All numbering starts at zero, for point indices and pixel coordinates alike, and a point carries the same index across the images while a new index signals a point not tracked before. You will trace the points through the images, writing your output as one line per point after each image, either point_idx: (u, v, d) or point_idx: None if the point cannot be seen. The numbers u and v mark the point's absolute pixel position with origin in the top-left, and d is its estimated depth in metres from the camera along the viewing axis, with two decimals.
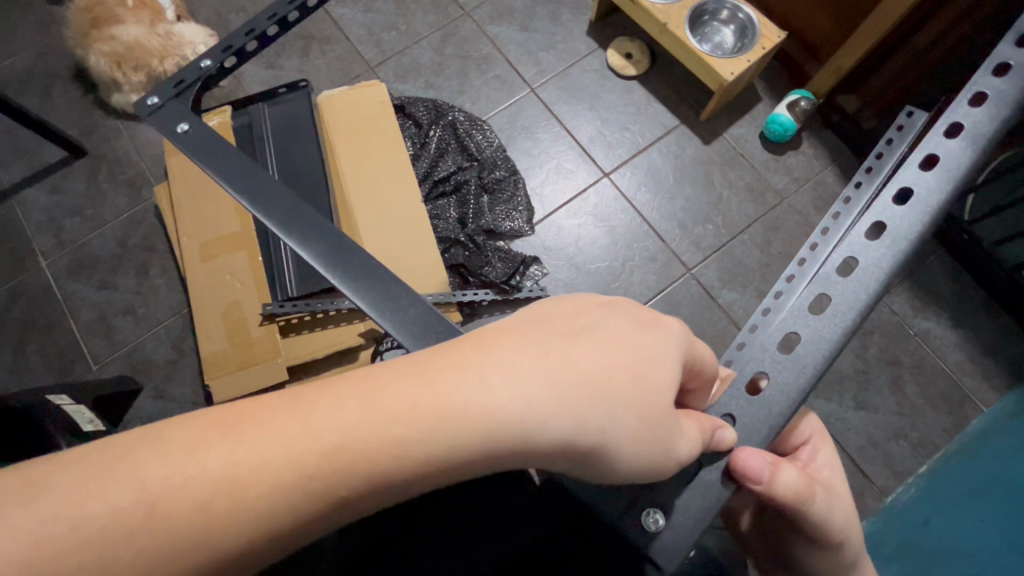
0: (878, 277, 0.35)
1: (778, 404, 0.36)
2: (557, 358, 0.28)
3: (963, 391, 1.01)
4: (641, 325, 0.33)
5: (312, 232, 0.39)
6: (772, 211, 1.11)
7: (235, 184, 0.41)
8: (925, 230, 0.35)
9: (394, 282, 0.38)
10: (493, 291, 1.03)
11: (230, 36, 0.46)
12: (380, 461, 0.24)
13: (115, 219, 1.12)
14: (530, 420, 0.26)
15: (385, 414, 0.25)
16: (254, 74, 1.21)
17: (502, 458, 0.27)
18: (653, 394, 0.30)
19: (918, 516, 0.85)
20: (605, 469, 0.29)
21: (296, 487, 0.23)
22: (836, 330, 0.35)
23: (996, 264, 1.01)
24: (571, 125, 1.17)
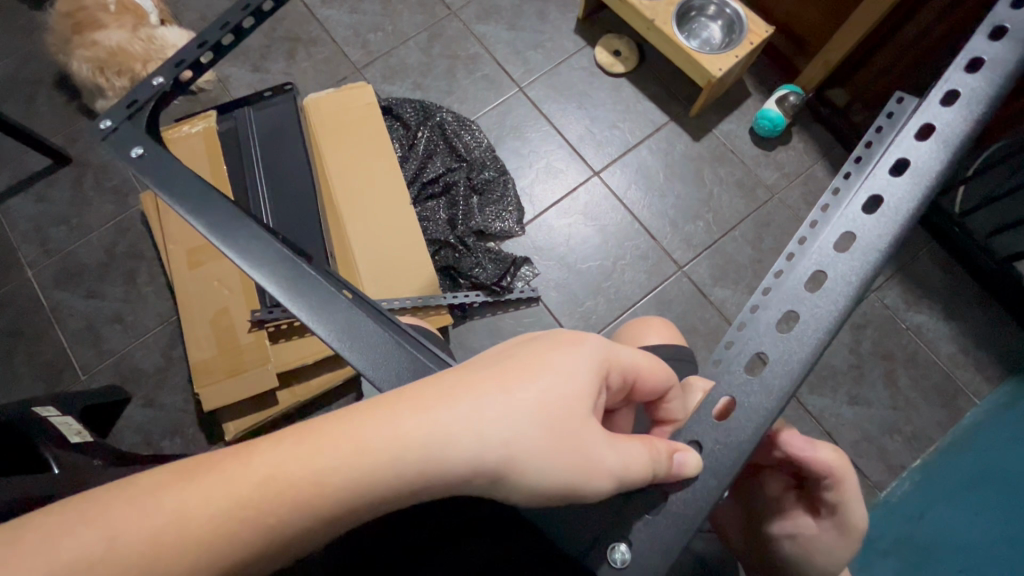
0: (848, 292, 0.33)
1: (745, 429, 0.33)
2: (476, 385, 0.30)
3: (956, 384, 1.01)
4: (561, 341, 0.34)
5: (282, 273, 0.40)
6: (763, 207, 1.10)
7: (200, 216, 0.42)
8: (899, 238, 0.33)
9: (355, 311, 0.40)
10: (484, 292, 1.03)
11: (183, 50, 0.47)
12: (311, 493, 0.25)
13: (102, 226, 1.11)
14: (451, 444, 0.28)
15: (311, 447, 0.26)
16: (240, 78, 1.20)
17: (429, 481, 0.28)
18: (574, 410, 0.32)
19: (913, 510, 0.85)
20: (533, 486, 0.31)
21: (233, 523, 0.24)
22: (805, 350, 0.33)
23: (987, 256, 1.01)
24: (561, 124, 1.16)
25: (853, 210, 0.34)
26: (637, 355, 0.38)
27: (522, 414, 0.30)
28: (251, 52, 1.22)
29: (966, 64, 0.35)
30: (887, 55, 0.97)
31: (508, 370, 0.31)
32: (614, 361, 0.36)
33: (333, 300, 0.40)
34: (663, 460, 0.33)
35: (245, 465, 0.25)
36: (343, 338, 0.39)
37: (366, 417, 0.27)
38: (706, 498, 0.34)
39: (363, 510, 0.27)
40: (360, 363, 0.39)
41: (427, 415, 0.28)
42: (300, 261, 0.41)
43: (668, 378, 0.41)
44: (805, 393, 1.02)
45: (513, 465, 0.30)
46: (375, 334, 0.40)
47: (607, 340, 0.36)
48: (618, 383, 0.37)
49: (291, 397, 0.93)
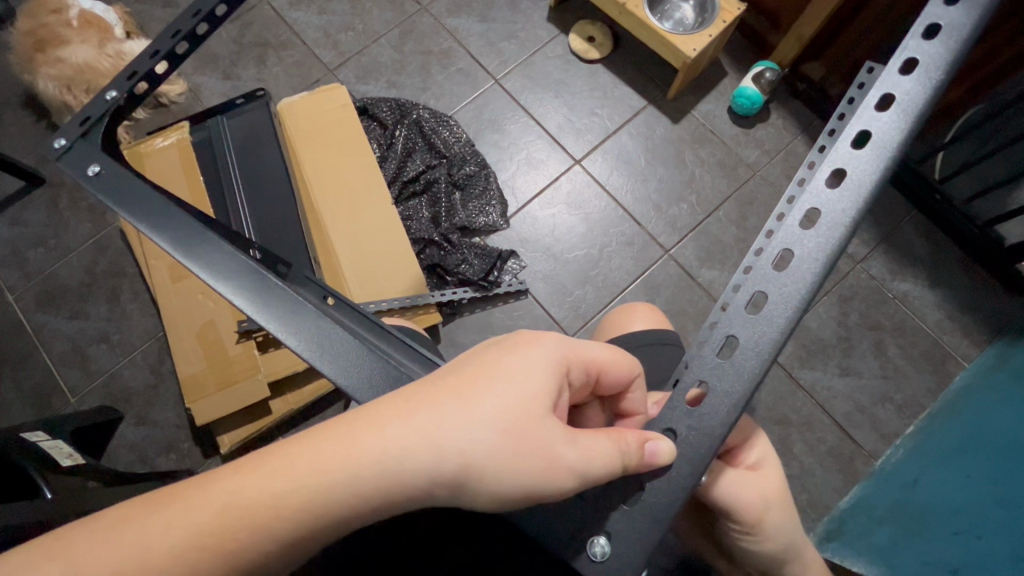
0: (814, 268, 0.33)
1: (719, 412, 0.34)
2: (427, 396, 0.31)
3: (944, 349, 1.02)
4: (518, 343, 0.35)
5: (249, 286, 0.40)
6: (745, 185, 1.10)
7: (164, 234, 0.41)
8: (864, 211, 0.34)
9: (324, 321, 0.39)
10: (471, 288, 1.03)
11: (136, 61, 0.46)
12: (268, 514, 0.27)
13: (81, 246, 1.09)
14: (403, 456, 0.29)
15: (267, 471, 0.28)
16: (211, 86, 1.18)
17: (388, 494, 0.29)
18: (530, 410, 0.32)
19: (909, 475, 0.86)
20: (494, 491, 0.31)
21: (194, 550, 0.26)
22: (774, 331, 0.34)
23: (968, 221, 1.02)
24: (539, 114, 1.16)
25: (817, 187, 0.34)
26: (598, 350, 0.39)
27: (476, 420, 0.31)
28: (220, 60, 1.20)
29: (924, 31, 0.35)
30: (859, 26, 0.97)
31: (459, 380, 0.32)
32: (574, 357, 0.36)
33: (301, 311, 0.39)
34: (633, 451, 0.33)
35: (206, 492, 0.27)
36: (315, 349, 0.39)
37: (320, 438, 0.29)
38: (683, 482, 0.34)
39: (326, 528, 0.28)
40: (334, 372, 0.38)
41: (378, 431, 0.29)
42: (265, 272, 0.40)
43: (631, 369, 0.41)
44: (797, 367, 1.03)
45: (472, 472, 0.31)
46: (347, 342, 0.39)
47: (567, 336, 0.37)
48: (582, 378, 0.38)
49: (284, 405, 0.92)
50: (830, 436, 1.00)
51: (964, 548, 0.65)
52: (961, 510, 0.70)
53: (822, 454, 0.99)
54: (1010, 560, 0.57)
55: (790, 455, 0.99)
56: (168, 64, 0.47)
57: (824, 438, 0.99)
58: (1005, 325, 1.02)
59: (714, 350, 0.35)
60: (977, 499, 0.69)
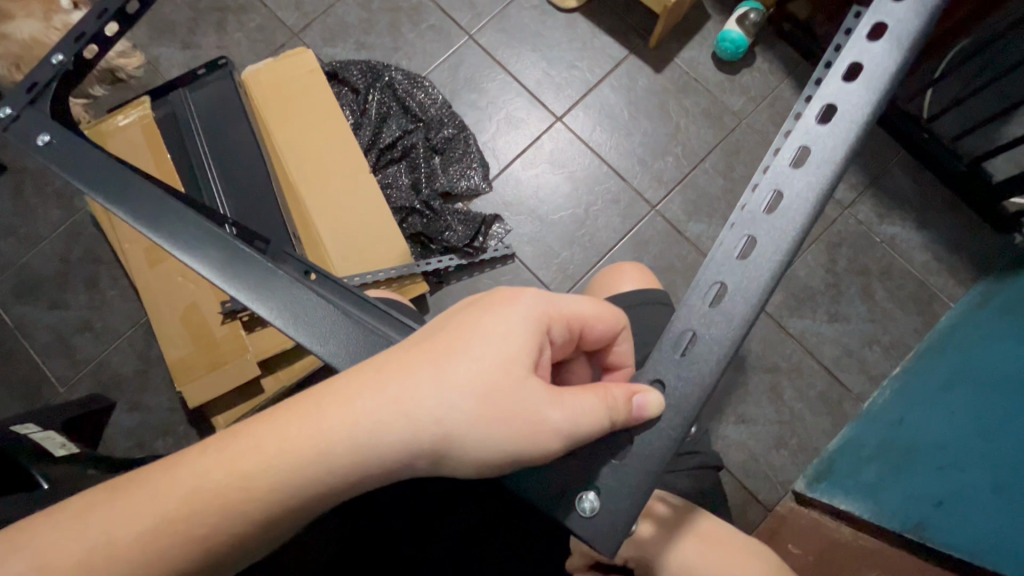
0: (805, 207, 0.33)
1: (709, 361, 0.34)
2: (399, 365, 0.30)
3: (931, 290, 1.03)
4: (496, 302, 0.34)
5: (213, 256, 0.38)
6: (731, 135, 1.08)
7: (120, 206, 0.39)
8: (855, 150, 0.33)
9: (296, 288, 0.38)
10: (457, 255, 1.01)
11: (82, 23, 0.44)
12: (235, 500, 0.27)
13: (52, 234, 1.06)
14: (378, 429, 0.28)
15: (232, 454, 0.28)
16: (171, 57, 1.12)
17: (365, 469, 0.29)
18: (511, 372, 0.32)
19: (896, 414, 0.88)
20: (478, 456, 0.31)
21: (161, 538, 0.26)
22: (764, 275, 0.33)
23: (955, 160, 1.01)
24: (517, 71, 1.11)
25: (806, 125, 0.33)
26: (581, 303, 0.38)
27: (453, 387, 0.30)
28: (178, 28, 1.13)
29: None
30: None
31: (433, 346, 0.31)
32: (556, 314, 0.36)
33: (272, 277, 0.38)
34: (621, 406, 0.33)
35: (171, 478, 0.27)
36: (287, 316, 0.38)
37: (286, 416, 0.28)
38: (672, 433, 0.34)
39: (299, 508, 0.28)
40: (308, 340, 0.38)
41: (348, 406, 0.28)
42: (231, 238, 0.39)
43: (616, 323, 0.40)
44: (786, 316, 1.03)
45: (453, 440, 0.30)
46: (321, 308, 0.38)
47: (546, 292, 0.36)
48: (565, 335, 0.37)
49: (275, 383, 0.92)
50: (819, 380, 1.01)
51: (953, 480, 0.67)
52: (947, 444, 0.72)
53: (811, 399, 1.01)
54: (1004, 497, 0.59)
55: (780, 401, 1.01)
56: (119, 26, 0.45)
57: (813, 383, 1.01)
58: (991, 263, 1.02)
59: (702, 300, 0.34)
60: (964, 432, 0.71)
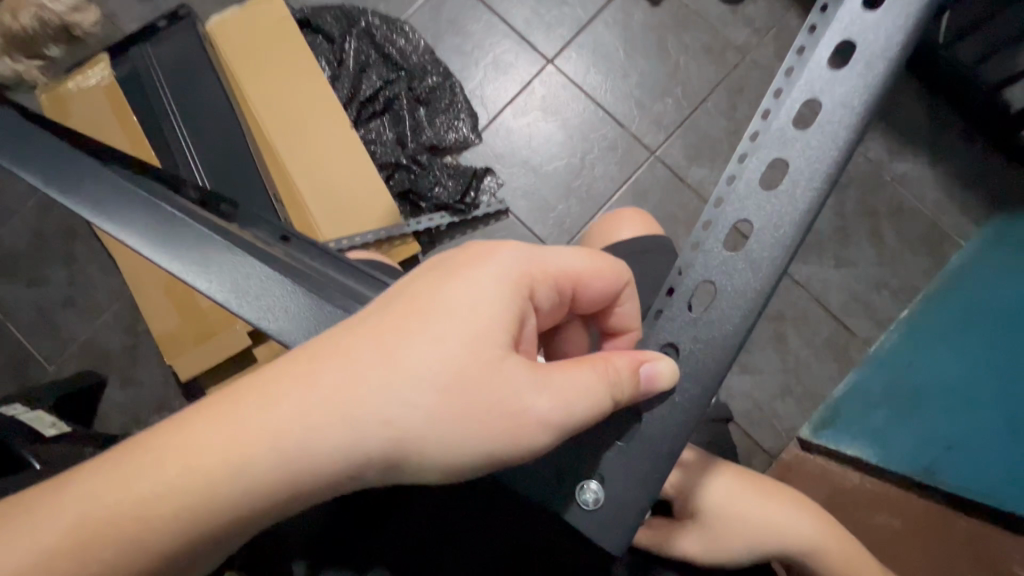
0: (848, 113, 0.31)
1: (731, 315, 0.32)
2: (362, 345, 0.27)
3: (942, 230, 0.98)
4: (457, 271, 0.31)
5: (151, 228, 0.33)
6: (734, 71, 1.01)
7: (44, 176, 0.34)
8: (886, 80, 0.30)
9: (246, 262, 0.33)
10: (449, 212, 0.96)
11: None
12: (140, 526, 0.24)
13: (22, 207, 1.00)
14: (312, 435, 0.26)
15: (136, 471, 0.25)
16: (129, 10, 1.04)
17: (302, 480, 0.26)
18: (487, 349, 0.29)
19: (904, 355, 0.86)
20: (456, 446, 0.28)
21: (102, 539, 0.24)
22: (805, 196, 0.31)
23: (975, 87, 0.95)
24: (503, 10, 1.03)
25: (822, 61, 0.31)
26: (572, 259, 0.34)
27: (421, 370, 0.28)
28: None
29: None
30: None
31: (401, 320, 0.28)
32: (539, 274, 0.32)
33: (211, 247, 0.33)
34: (626, 378, 0.31)
35: (112, 479, 0.25)
36: (229, 289, 0.33)
37: (202, 422, 0.26)
38: (687, 404, 0.32)
39: (227, 527, 0.26)
40: (255, 316, 0.33)
41: (274, 408, 0.26)
42: (164, 204, 0.34)
43: (617, 278, 0.37)
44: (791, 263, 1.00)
45: (408, 442, 0.28)
46: (269, 279, 0.33)
47: (529, 247, 0.32)
48: (552, 296, 0.34)
49: (269, 352, 0.89)
50: (825, 327, 0.98)
51: None
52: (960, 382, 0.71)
53: (817, 346, 0.98)
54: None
55: (785, 349, 0.98)
56: None
57: (819, 330, 0.98)
58: (1005, 198, 0.97)
59: (723, 241, 0.33)
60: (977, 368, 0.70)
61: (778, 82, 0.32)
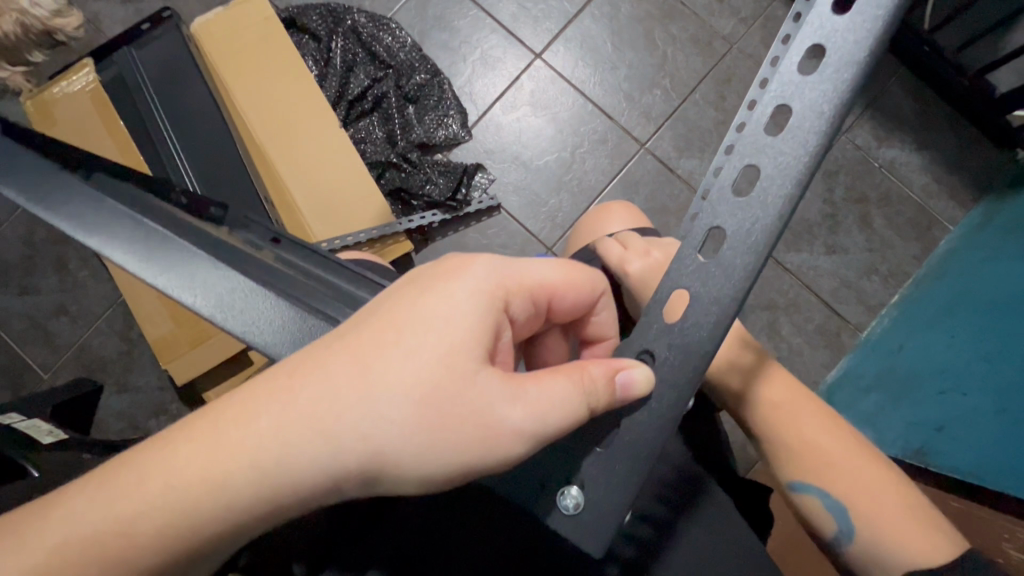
0: (821, 114, 0.31)
1: (705, 323, 0.32)
2: (334, 363, 0.28)
3: (931, 215, 0.99)
4: (433, 284, 0.31)
5: (129, 239, 0.33)
6: (721, 62, 1.01)
7: (19, 187, 0.34)
8: (854, 86, 0.31)
9: (225, 272, 0.33)
10: (440, 210, 0.96)
11: None
12: (122, 543, 0.25)
13: (10, 216, 1.00)
14: (288, 451, 0.26)
15: (117, 490, 0.25)
16: (111, 14, 1.03)
17: (278, 497, 0.26)
18: (460, 363, 0.29)
19: (893, 343, 0.87)
20: (432, 460, 0.29)
21: (89, 556, 0.25)
22: (780, 198, 0.32)
23: (958, 73, 0.96)
24: (490, 5, 1.03)
25: (793, 68, 0.32)
26: (547, 271, 0.34)
27: (393, 386, 0.28)
28: None
29: None
30: None
31: (373, 338, 0.29)
32: (514, 286, 0.32)
33: (193, 260, 0.33)
34: (602, 387, 0.31)
35: (96, 497, 0.25)
36: (214, 304, 0.32)
37: (179, 441, 0.26)
38: (666, 410, 0.32)
39: (204, 545, 0.26)
40: (240, 329, 0.33)
41: (250, 424, 0.26)
42: (145, 218, 0.33)
43: (591, 289, 0.37)
44: (782, 251, 1.01)
45: (385, 455, 0.28)
46: (251, 292, 0.33)
47: (504, 261, 0.33)
48: (529, 307, 0.34)
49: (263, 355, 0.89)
50: (816, 315, 0.99)
51: (954, 407, 0.68)
52: (946, 371, 0.72)
53: (809, 333, 0.99)
54: (1003, 421, 0.60)
55: (778, 337, 0.99)
56: None
57: (811, 317, 0.99)
58: (993, 181, 0.98)
59: (698, 247, 0.33)
60: (962, 357, 0.70)
61: (761, 77, 0.34)
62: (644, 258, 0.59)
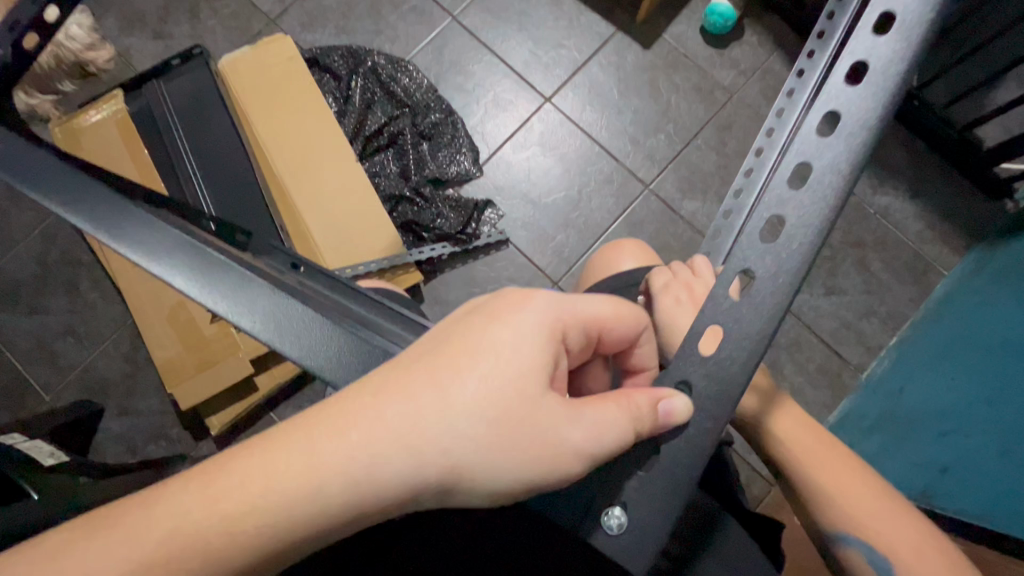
0: (834, 181, 0.32)
1: (737, 354, 0.32)
2: (414, 383, 0.28)
3: (926, 260, 1.02)
4: (501, 313, 0.32)
5: (190, 264, 0.34)
6: (722, 110, 1.06)
7: (82, 213, 0.35)
8: (868, 141, 0.32)
9: (286, 299, 0.34)
10: (450, 243, 0.99)
11: (15, 9, 0.39)
12: (215, 543, 0.25)
13: (27, 237, 1.01)
14: (378, 462, 0.26)
15: (212, 492, 0.26)
16: (142, 48, 1.08)
17: (366, 506, 0.27)
18: (527, 390, 0.30)
19: (894, 384, 0.88)
20: (500, 478, 0.30)
21: (179, 555, 0.25)
22: (793, 257, 0.32)
23: (947, 126, 1.01)
24: (503, 51, 1.09)
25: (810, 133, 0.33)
26: (598, 307, 0.36)
27: (468, 409, 0.29)
28: (147, 17, 1.09)
29: None
30: None
31: (449, 361, 0.30)
32: (570, 319, 0.34)
33: (252, 286, 0.34)
34: (646, 414, 0.31)
35: (188, 496, 0.25)
36: (270, 327, 0.34)
37: (275, 447, 0.26)
38: (701, 439, 0.32)
39: (288, 549, 0.26)
40: (299, 354, 0.34)
41: (343, 436, 0.26)
42: (208, 249, 0.35)
43: (635, 326, 0.38)
44: None
45: (460, 472, 0.29)
46: (313, 320, 0.34)
47: (560, 295, 0.34)
48: (581, 341, 0.35)
49: (270, 380, 0.90)
50: (818, 354, 1.00)
51: (957, 450, 0.68)
52: (950, 412, 0.72)
53: (811, 372, 1.00)
54: (1009, 461, 0.61)
55: (781, 377, 1.00)
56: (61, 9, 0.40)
57: (812, 356, 1.00)
58: (985, 228, 1.01)
59: (727, 291, 0.34)
60: (964, 398, 0.72)
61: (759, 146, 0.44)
62: (687, 288, 0.55)
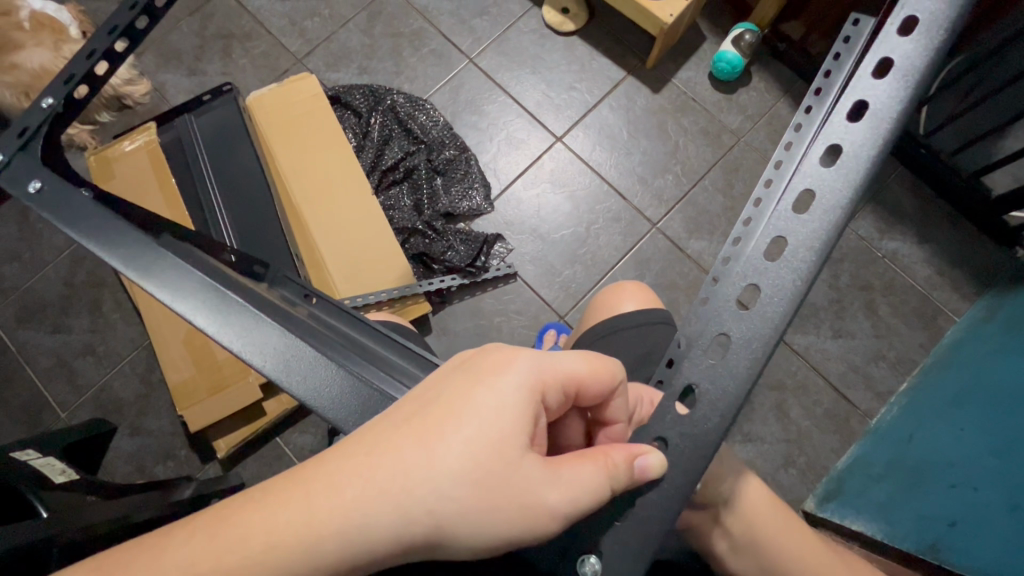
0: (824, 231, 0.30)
1: (710, 417, 0.31)
2: (403, 444, 0.30)
3: (934, 305, 1.02)
4: (485, 374, 0.33)
5: (208, 303, 0.37)
6: (729, 152, 1.08)
7: (114, 251, 0.38)
8: (863, 190, 0.30)
9: (292, 341, 0.36)
10: (460, 275, 1.01)
11: (71, 64, 0.44)
12: None
13: (56, 258, 1.06)
14: (370, 522, 0.28)
15: (214, 546, 0.26)
16: (177, 84, 1.14)
17: (357, 561, 0.28)
18: (509, 451, 0.32)
19: (903, 431, 0.87)
20: (482, 536, 0.31)
21: None
22: (773, 320, 0.30)
23: (953, 173, 1.02)
24: (517, 92, 1.13)
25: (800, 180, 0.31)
26: (575, 365, 0.37)
27: (454, 470, 0.30)
28: (184, 55, 1.16)
29: None
30: None
31: (435, 421, 0.31)
32: (549, 379, 0.35)
33: (262, 325, 0.36)
34: (622, 473, 0.32)
35: (193, 549, 0.26)
36: (279, 366, 0.35)
37: (274, 504, 0.27)
38: (678, 494, 0.32)
39: None
40: (303, 393, 0.35)
41: (338, 494, 0.28)
42: (226, 289, 0.37)
43: (611, 379, 0.38)
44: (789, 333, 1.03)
45: (445, 530, 0.30)
46: (317, 361, 0.36)
47: (542, 354, 0.35)
48: (559, 400, 0.36)
49: (278, 406, 0.92)
50: (826, 398, 1.00)
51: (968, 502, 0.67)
52: (961, 463, 0.71)
53: (818, 417, 1.00)
54: None
55: (788, 420, 1.00)
56: (108, 62, 0.46)
57: (820, 400, 1.00)
58: (994, 276, 1.01)
59: (705, 349, 0.32)
60: (976, 449, 0.70)
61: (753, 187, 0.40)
62: None
